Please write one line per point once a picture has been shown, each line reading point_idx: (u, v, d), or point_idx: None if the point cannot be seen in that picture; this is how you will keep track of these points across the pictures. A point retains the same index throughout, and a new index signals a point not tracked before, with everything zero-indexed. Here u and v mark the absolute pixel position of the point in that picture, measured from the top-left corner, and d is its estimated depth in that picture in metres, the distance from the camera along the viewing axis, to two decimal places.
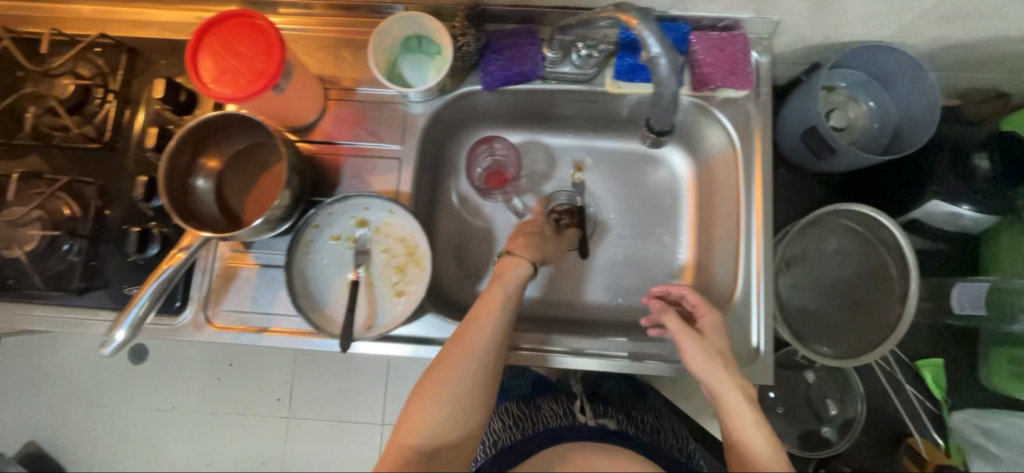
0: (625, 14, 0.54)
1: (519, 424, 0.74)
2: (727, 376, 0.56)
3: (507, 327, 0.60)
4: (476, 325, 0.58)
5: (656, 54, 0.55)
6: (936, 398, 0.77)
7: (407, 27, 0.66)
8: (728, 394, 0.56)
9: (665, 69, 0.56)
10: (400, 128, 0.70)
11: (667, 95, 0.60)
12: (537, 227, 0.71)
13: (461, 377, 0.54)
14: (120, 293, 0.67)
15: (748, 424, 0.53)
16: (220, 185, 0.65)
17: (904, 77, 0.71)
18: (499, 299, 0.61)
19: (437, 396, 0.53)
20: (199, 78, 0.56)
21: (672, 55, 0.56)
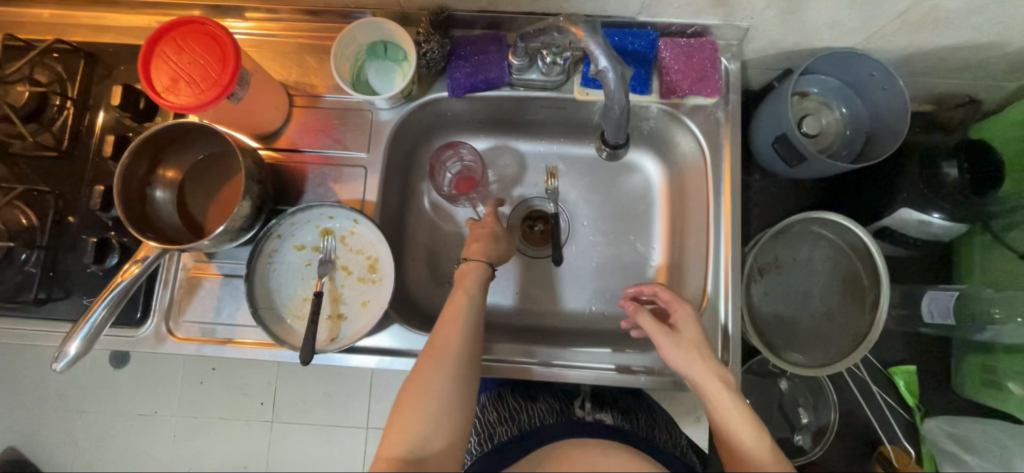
0: (574, 27, 0.55)
1: (512, 418, 0.67)
2: (708, 372, 0.57)
3: (479, 324, 0.60)
4: (447, 330, 0.58)
5: (605, 67, 0.55)
6: (908, 405, 0.78)
7: (371, 32, 0.65)
8: (714, 389, 0.56)
9: (614, 83, 0.56)
10: (367, 135, 0.69)
11: (618, 109, 0.59)
12: (489, 228, 0.68)
13: (438, 384, 0.54)
14: (80, 304, 0.65)
15: (735, 416, 0.54)
16: (180, 194, 0.64)
17: (874, 83, 0.70)
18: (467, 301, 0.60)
19: (415, 406, 0.52)
20: (151, 87, 0.55)
21: (620, 69, 0.55)
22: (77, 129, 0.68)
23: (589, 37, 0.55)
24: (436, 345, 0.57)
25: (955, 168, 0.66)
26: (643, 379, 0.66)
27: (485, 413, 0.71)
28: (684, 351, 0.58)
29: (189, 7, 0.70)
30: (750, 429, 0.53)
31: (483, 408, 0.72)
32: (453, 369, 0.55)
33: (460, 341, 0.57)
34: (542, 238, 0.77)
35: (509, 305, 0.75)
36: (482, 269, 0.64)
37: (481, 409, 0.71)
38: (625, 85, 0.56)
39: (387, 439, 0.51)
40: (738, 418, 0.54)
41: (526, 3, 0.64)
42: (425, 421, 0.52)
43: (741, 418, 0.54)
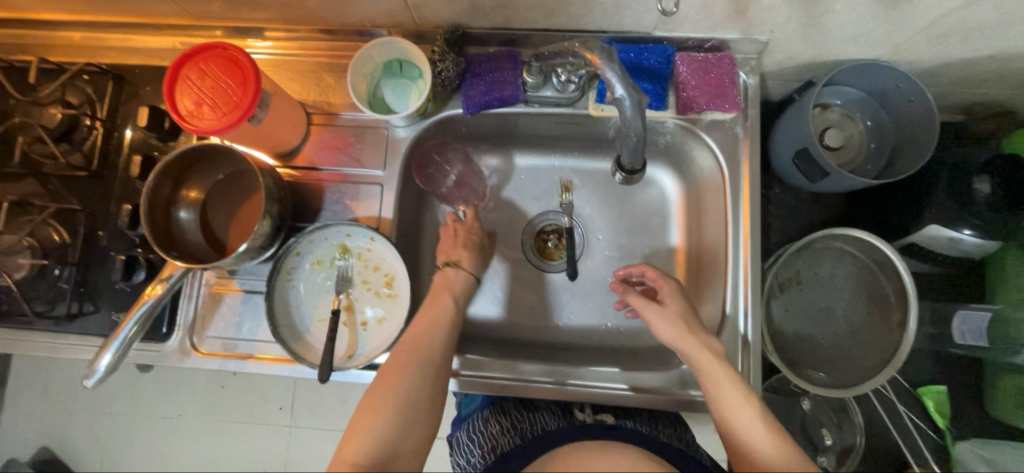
0: (591, 52, 0.55)
1: (517, 428, 0.65)
2: (696, 345, 0.56)
3: (455, 324, 0.62)
4: (420, 330, 0.59)
5: (621, 96, 0.55)
6: (937, 425, 0.75)
7: (387, 51, 0.66)
8: (706, 363, 0.55)
9: (630, 111, 0.55)
10: (383, 152, 0.70)
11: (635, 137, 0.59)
12: (472, 234, 0.71)
13: (405, 381, 0.54)
14: (109, 319, 0.67)
15: (726, 385, 0.53)
16: (203, 213, 0.66)
17: (900, 95, 0.68)
18: (443, 305, 0.63)
19: (380, 402, 0.53)
20: (177, 113, 0.56)
21: (637, 96, 0.55)
22: (106, 148, 0.70)
23: (604, 63, 0.54)
24: (408, 343, 0.58)
25: (988, 184, 0.65)
26: (659, 398, 0.65)
27: (487, 426, 0.67)
28: (675, 321, 0.59)
29: (213, 29, 0.72)
30: (740, 397, 0.52)
31: (485, 423, 0.68)
32: (422, 367, 0.56)
33: (431, 340, 0.59)
34: (557, 252, 0.77)
35: (524, 321, 0.75)
36: (466, 273, 0.67)
37: (482, 422, 0.68)
38: (641, 112, 0.56)
39: (348, 438, 0.50)
40: (726, 382, 0.54)
41: (540, 20, 0.64)
42: (387, 419, 0.52)
43: (733, 389, 0.53)
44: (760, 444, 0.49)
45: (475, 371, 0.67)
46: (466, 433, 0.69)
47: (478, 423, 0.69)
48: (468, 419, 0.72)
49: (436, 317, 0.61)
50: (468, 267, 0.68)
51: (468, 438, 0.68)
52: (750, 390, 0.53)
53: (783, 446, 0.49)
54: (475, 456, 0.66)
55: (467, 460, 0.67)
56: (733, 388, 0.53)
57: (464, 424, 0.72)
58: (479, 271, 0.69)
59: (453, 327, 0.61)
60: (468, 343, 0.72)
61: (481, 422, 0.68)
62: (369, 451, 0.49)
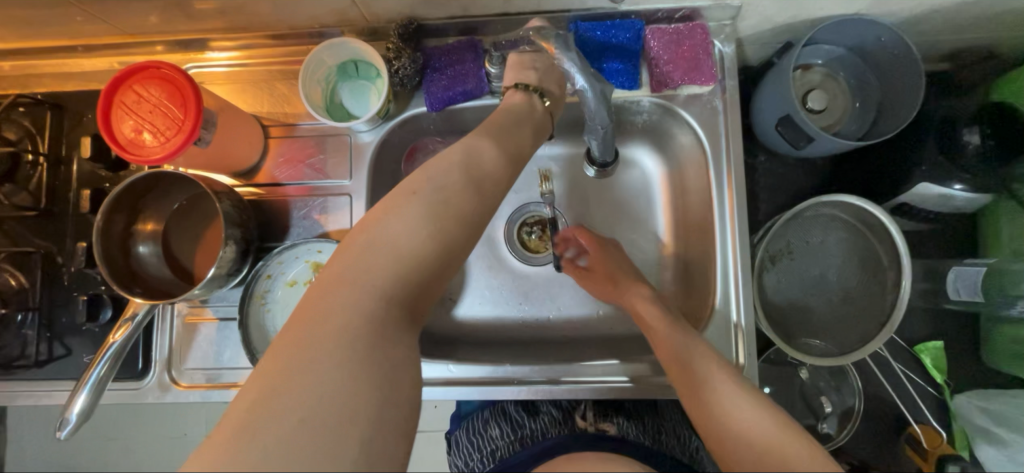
0: (545, 41, 0.52)
1: (516, 434, 0.66)
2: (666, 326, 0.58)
3: (508, 151, 0.49)
4: (458, 152, 0.46)
5: (581, 87, 0.52)
6: (937, 382, 0.74)
7: (339, 52, 0.62)
8: (674, 337, 0.56)
9: (592, 103, 0.52)
10: (348, 160, 0.67)
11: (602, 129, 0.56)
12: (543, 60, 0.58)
13: (431, 203, 0.42)
14: (81, 362, 0.65)
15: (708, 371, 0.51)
16: (165, 244, 0.63)
17: (883, 49, 0.65)
18: (498, 132, 0.50)
19: (397, 225, 0.41)
20: (116, 140, 0.52)
21: (598, 85, 0.51)
22: (53, 184, 0.66)
23: (562, 52, 0.51)
24: (444, 165, 0.45)
25: (976, 135, 0.66)
26: (661, 388, 0.63)
27: (489, 429, 0.69)
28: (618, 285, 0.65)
29: (152, 44, 0.67)
30: (723, 376, 0.50)
31: (485, 424, 0.70)
32: (459, 198, 0.44)
33: (462, 166, 0.45)
34: (543, 244, 0.75)
35: (514, 317, 0.73)
36: (535, 115, 0.54)
37: (484, 424, 0.70)
38: (606, 101, 0.53)
39: (353, 257, 0.40)
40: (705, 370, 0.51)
41: (498, 4, 0.60)
42: (409, 246, 0.41)
43: (708, 365, 0.51)
44: (735, 417, 0.46)
45: (469, 377, 0.65)
46: (466, 434, 0.71)
47: (479, 423, 0.71)
48: (467, 418, 0.74)
49: (477, 142, 0.47)
50: (540, 111, 0.55)
51: (467, 440, 0.70)
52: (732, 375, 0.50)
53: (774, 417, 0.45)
54: (474, 460, 0.68)
55: (466, 461, 0.69)
56: (705, 363, 0.52)
57: (465, 423, 0.74)
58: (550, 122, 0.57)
59: (503, 160, 0.48)
60: (459, 348, 0.70)
61: (482, 423, 0.70)
62: (386, 274, 0.40)
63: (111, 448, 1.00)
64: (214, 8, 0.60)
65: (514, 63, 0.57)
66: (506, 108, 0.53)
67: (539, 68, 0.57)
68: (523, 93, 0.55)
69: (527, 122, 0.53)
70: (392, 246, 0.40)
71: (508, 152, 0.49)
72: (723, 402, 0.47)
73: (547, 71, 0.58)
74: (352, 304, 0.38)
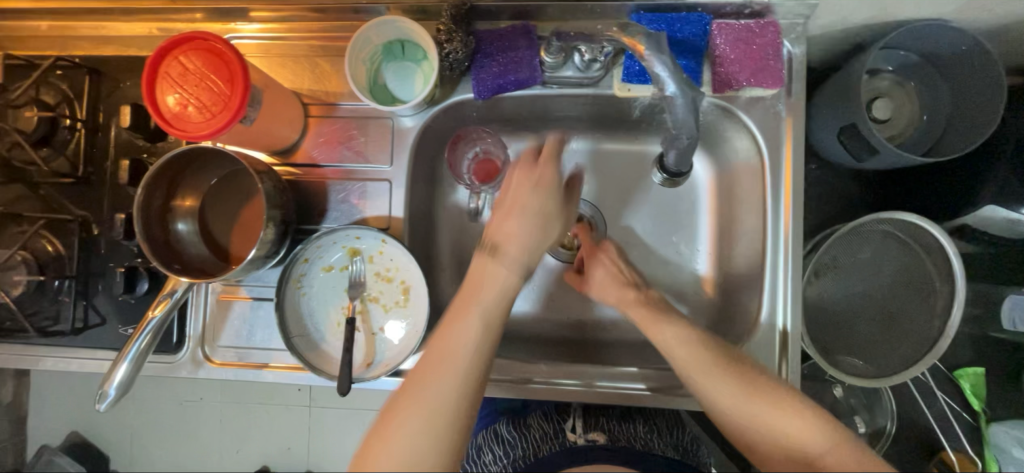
0: (631, 38, 0.48)
1: (509, 456, 0.69)
2: (713, 362, 0.52)
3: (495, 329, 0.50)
4: (442, 359, 0.47)
5: (672, 94, 0.48)
6: (973, 409, 0.71)
7: (388, 31, 0.59)
8: (710, 385, 0.51)
9: (682, 110, 0.49)
10: (389, 144, 0.65)
11: (685, 138, 0.53)
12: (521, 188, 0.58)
13: (424, 405, 0.44)
14: (117, 332, 0.65)
15: (731, 392, 0.50)
16: (202, 221, 0.62)
17: (963, 59, 0.61)
18: (484, 292, 0.52)
19: (402, 431, 0.43)
20: (160, 114, 0.51)
21: (689, 93, 0.49)
22: (91, 152, 0.65)
23: (653, 55, 0.47)
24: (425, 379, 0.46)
25: None
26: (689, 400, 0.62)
27: (483, 455, 0.72)
28: (647, 312, 0.56)
29: (192, 11, 0.65)
30: (758, 399, 0.49)
31: (480, 452, 0.74)
32: (439, 421, 0.44)
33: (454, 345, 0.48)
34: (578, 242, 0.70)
35: (545, 315, 0.73)
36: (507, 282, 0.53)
37: (480, 451, 0.74)
38: (695, 111, 0.50)
39: None
40: (729, 392, 0.50)
41: None
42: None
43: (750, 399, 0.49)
44: (772, 433, 0.47)
45: (502, 374, 0.64)
46: (465, 462, 0.75)
47: (474, 450, 0.75)
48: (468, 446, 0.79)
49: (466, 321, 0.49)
50: (512, 258, 0.54)
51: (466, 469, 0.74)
52: (754, 379, 0.50)
53: (815, 423, 0.47)
54: None
55: None
56: (737, 402, 0.49)
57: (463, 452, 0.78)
58: (529, 258, 0.56)
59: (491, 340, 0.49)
60: None
61: (477, 451, 0.74)
62: None
63: (132, 407, 1.02)
64: None
65: (499, 218, 0.57)
66: (475, 280, 0.53)
67: (504, 212, 0.57)
68: (491, 258, 0.54)
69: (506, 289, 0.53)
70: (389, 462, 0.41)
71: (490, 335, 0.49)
72: (753, 418, 0.48)
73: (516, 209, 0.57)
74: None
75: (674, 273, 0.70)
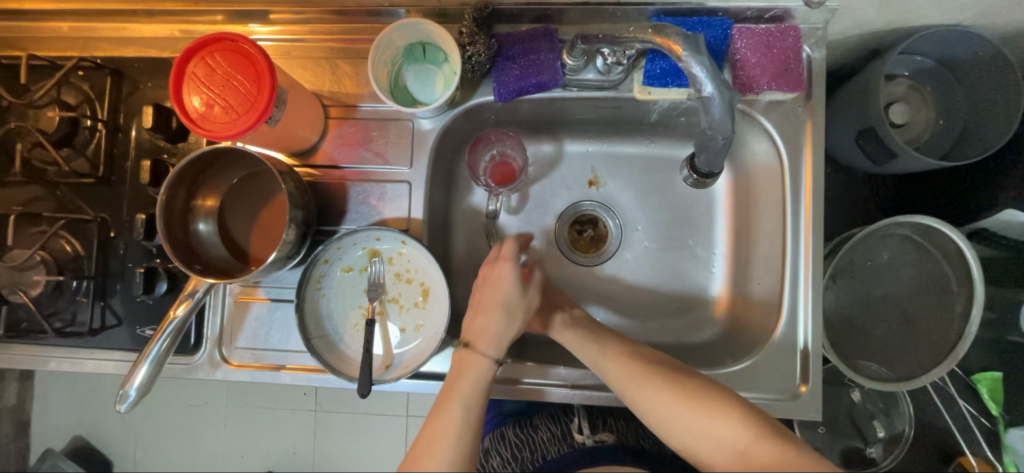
0: (662, 36, 0.48)
1: (519, 459, 0.73)
2: (645, 378, 0.52)
3: (479, 400, 0.53)
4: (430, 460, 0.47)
5: (709, 94, 0.49)
6: (991, 414, 0.71)
7: (411, 34, 0.60)
8: (640, 395, 0.51)
9: (720, 111, 0.49)
10: (409, 146, 0.65)
11: (720, 139, 0.52)
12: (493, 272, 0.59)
13: None
14: (134, 333, 0.65)
15: (665, 400, 0.49)
16: (222, 222, 0.62)
17: (980, 64, 0.61)
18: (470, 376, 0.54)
19: None
20: (186, 114, 0.51)
21: (726, 94, 0.49)
22: (111, 152, 0.65)
23: (691, 56, 0.47)
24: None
25: None
26: None
27: (491, 458, 0.75)
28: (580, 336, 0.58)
29: (213, 13, 0.65)
30: (689, 404, 0.48)
31: (487, 453, 0.77)
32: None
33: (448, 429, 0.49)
34: (593, 245, 0.72)
35: None
36: (483, 375, 0.54)
37: (487, 451, 0.76)
38: (732, 111, 0.50)
39: None
40: (663, 403, 0.50)
41: None
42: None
43: (675, 402, 0.49)
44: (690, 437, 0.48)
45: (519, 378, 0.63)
46: None
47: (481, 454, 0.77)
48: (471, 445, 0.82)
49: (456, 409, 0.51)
50: (491, 347, 0.56)
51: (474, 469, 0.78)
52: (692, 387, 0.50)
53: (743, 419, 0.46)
54: None
55: None
56: (670, 410, 0.49)
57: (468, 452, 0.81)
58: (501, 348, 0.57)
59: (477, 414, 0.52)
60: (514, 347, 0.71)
61: (485, 454, 0.77)
62: None
63: (138, 411, 1.01)
64: None
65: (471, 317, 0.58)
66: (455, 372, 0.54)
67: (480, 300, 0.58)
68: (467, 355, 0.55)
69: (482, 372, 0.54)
70: None
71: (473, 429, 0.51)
72: (698, 428, 0.47)
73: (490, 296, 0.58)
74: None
75: (691, 277, 0.70)
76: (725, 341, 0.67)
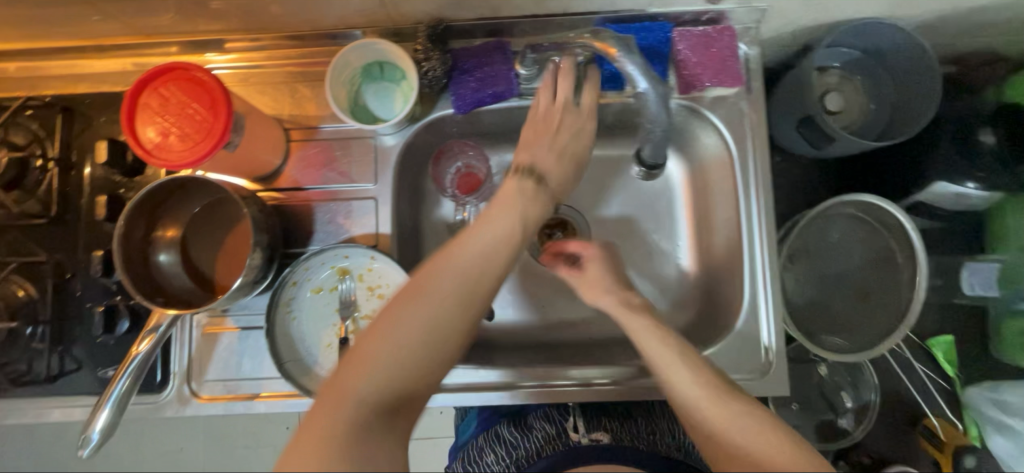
0: (602, 42, 0.51)
1: (511, 456, 0.70)
2: (698, 375, 0.48)
3: (517, 235, 0.48)
4: (442, 271, 0.44)
5: (643, 90, 0.52)
6: (948, 375, 0.76)
7: (367, 54, 0.61)
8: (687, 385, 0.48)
9: (654, 104, 0.53)
10: (373, 163, 0.66)
11: (659, 131, 0.57)
12: (557, 122, 0.58)
13: (427, 306, 0.42)
14: (96, 376, 0.62)
15: (696, 389, 0.47)
16: (185, 252, 0.61)
17: (900, 52, 0.66)
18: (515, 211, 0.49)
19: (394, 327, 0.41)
20: (140, 145, 0.50)
21: (660, 88, 0.52)
22: (64, 191, 0.63)
23: (624, 55, 0.51)
24: (426, 283, 0.43)
25: (992, 135, 0.65)
26: None
27: (484, 456, 0.73)
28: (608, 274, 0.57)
29: (166, 45, 0.65)
30: (725, 397, 0.46)
31: (481, 452, 0.74)
32: (439, 321, 0.42)
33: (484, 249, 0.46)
34: None
35: (537, 319, 0.76)
36: (529, 216, 0.50)
37: (481, 451, 0.74)
38: (666, 106, 0.54)
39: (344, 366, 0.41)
40: (692, 381, 0.48)
41: (528, 6, 0.60)
42: (392, 374, 0.41)
43: (727, 397, 0.47)
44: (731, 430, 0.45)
45: None
46: (464, 463, 0.75)
47: (474, 452, 0.75)
48: (464, 448, 0.78)
49: (498, 231, 0.47)
50: (548, 186, 0.54)
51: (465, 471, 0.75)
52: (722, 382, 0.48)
53: (778, 433, 0.44)
54: None
55: None
56: (705, 403, 0.46)
57: (461, 453, 0.78)
58: (563, 194, 0.57)
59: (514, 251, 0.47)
60: (497, 354, 0.73)
61: (478, 452, 0.74)
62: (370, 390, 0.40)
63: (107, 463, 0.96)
64: (237, 7, 0.59)
65: (523, 147, 0.56)
66: (505, 195, 0.51)
67: (538, 144, 0.57)
68: (523, 179, 0.53)
69: (540, 207, 0.52)
70: (380, 365, 0.40)
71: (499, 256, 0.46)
72: (727, 426, 0.45)
73: (552, 145, 0.57)
74: (340, 416, 0.39)
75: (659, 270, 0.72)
76: (693, 329, 0.70)
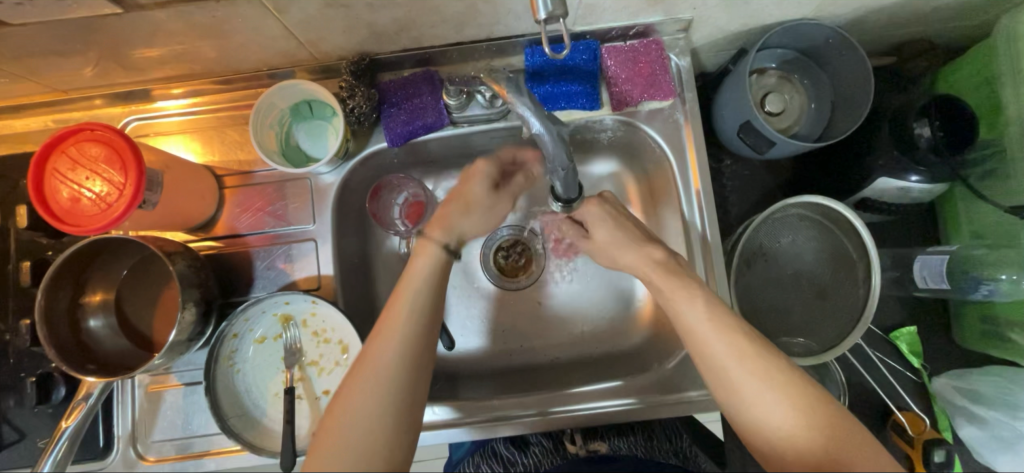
0: (497, 85, 0.47)
1: None
2: (750, 352, 0.46)
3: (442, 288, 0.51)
4: (378, 354, 0.44)
5: (538, 132, 0.48)
6: (915, 367, 0.76)
7: (290, 95, 0.59)
8: (747, 384, 0.45)
9: (551, 145, 0.49)
10: (310, 202, 0.64)
11: (561, 169, 0.53)
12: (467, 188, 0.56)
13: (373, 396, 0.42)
14: (37, 447, 0.60)
15: (735, 360, 0.46)
16: (117, 313, 0.59)
17: (832, 49, 0.66)
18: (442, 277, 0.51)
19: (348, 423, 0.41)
20: (50, 212, 0.49)
21: (556, 130, 0.48)
22: None
23: (514, 96, 0.46)
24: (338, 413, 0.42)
25: (928, 127, 0.63)
26: (635, 408, 0.64)
27: None
28: (620, 236, 0.58)
29: (89, 99, 0.64)
30: (765, 366, 0.46)
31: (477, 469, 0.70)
32: (391, 399, 0.43)
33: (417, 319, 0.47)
34: (520, 268, 0.75)
35: (496, 346, 0.74)
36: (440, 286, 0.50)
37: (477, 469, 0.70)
38: (563, 143, 0.50)
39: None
40: (731, 360, 0.47)
41: (451, 35, 0.59)
42: None
43: (748, 374, 0.46)
44: (769, 424, 0.44)
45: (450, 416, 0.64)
46: None
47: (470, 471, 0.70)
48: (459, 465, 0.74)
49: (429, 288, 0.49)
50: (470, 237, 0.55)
51: None
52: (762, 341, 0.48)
53: (825, 420, 0.43)
54: None
55: None
56: (761, 383, 0.45)
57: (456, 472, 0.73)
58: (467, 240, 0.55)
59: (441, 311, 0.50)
60: (460, 384, 0.72)
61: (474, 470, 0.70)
62: None
63: None
64: (151, 58, 0.58)
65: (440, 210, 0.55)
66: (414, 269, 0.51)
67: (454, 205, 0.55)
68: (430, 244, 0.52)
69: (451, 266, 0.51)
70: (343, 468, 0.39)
71: (427, 312, 0.48)
72: (777, 405, 0.44)
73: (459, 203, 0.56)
74: None
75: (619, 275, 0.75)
76: (650, 347, 0.71)
